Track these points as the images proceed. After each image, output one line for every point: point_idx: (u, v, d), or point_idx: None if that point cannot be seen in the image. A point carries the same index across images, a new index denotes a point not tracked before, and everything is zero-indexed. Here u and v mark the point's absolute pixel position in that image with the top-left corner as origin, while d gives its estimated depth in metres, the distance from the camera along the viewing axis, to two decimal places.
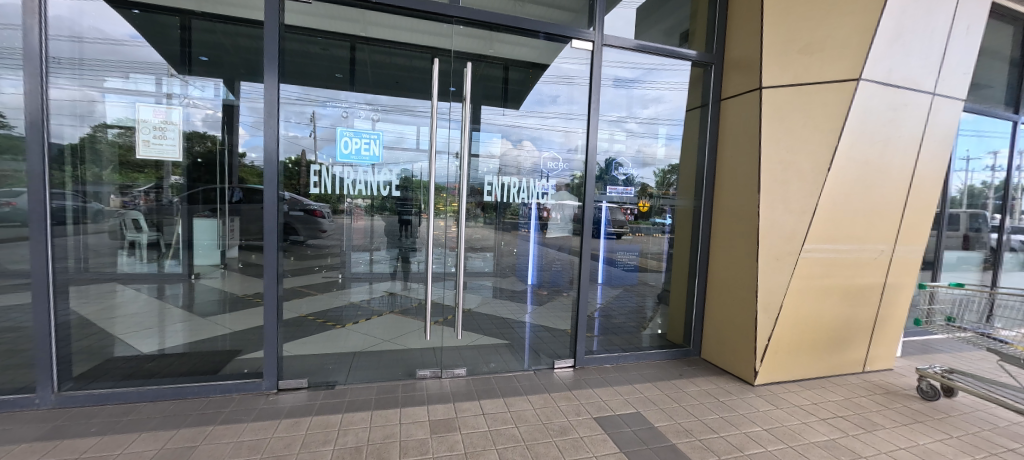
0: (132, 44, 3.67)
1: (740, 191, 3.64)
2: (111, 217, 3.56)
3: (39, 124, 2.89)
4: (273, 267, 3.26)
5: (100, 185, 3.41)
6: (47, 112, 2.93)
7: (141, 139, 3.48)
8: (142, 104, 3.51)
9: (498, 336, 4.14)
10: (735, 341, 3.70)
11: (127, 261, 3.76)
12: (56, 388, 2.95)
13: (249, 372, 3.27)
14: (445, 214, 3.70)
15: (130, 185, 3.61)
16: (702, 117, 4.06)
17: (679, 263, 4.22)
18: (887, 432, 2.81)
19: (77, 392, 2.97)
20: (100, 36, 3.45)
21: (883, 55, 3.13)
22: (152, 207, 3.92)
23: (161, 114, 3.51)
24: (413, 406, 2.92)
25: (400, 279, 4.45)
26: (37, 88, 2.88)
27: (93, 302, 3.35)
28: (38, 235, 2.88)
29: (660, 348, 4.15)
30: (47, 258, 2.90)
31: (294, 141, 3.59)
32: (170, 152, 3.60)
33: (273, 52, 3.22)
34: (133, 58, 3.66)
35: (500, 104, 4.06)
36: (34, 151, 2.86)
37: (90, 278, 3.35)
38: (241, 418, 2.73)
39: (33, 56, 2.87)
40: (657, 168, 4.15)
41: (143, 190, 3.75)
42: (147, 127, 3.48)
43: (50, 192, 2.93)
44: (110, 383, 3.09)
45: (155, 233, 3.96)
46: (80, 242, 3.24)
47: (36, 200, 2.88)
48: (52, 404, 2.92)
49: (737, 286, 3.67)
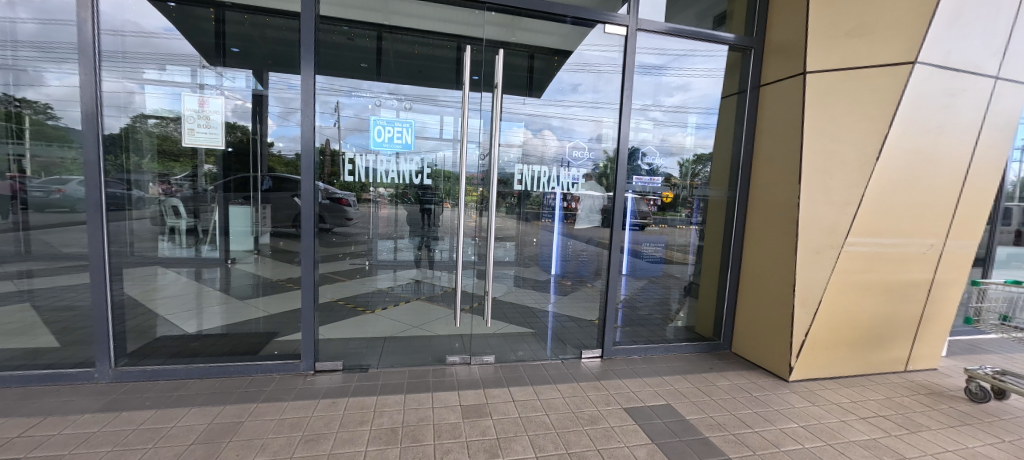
0: (166, 37, 3.84)
1: (778, 181, 3.47)
2: (151, 204, 3.79)
3: (92, 113, 2.99)
4: (309, 254, 3.20)
5: (141, 173, 3.63)
6: (100, 104, 3.03)
7: (188, 128, 3.59)
8: (185, 93, 3.56)
9: (524, 325, 4.17)
10: (767, 337, 3.54)
11: (168, 246, 4.08)
12: (112, 364, 2.99)
13: (284, 353, 3.19)
14: (470, 204, 3.73)
15: (167, 172, 3.89)
16: (740, 105, 3.88)
17: (710, 255, 4.10)
18: (933, 433, 2.68)
19: (132, 368, 3.00)
20: (137, 30, 3.58)
21: (942, 36, 2.90)
22: (189, 195, 4.30)
23: (203, 104, 3.59)
24: (444, 390, 2.81)
25: (424, 267, 4.65)
26: (90, 79, 2.97)
27: (139, 283, 3.52)
28: (93, 220, 2.98)
29: (688, 341, 4.04)
30: (102, 241, 2.99)
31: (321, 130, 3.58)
32: (217, 141, 3.74)
33: (308, 39, 3.18)
34: (165, 50, 3.82)
35: (524, 93, 3.97)
36: (88, 138, 2.94)
37: (136, 261, 3.51)
38: (282, 397, 2.57)
39: (87, 48, 2.95)
40: (683, 159, 4.04)
41: (181, 179, 4.11)
42: (192, 115, 3.58)
43: (105, 178, 3.01)
44: (161, 360, 3.11)
45: (193, 220, 4.35)
46: (127, 227, 3.38)
47: (91, 187, 2.95)
48: (109, 379, 2.97)
49: (772, 280, 3.49)
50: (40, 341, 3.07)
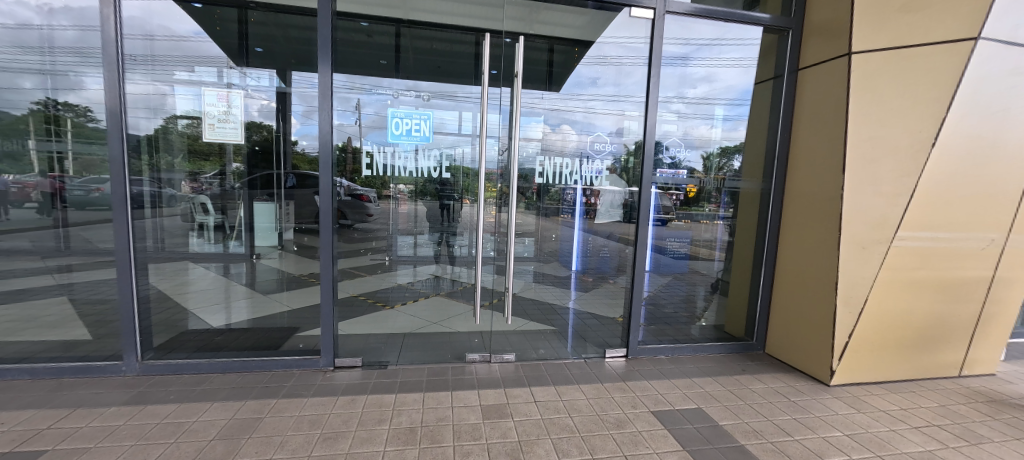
0: (194, 40, 3.90)
1: (819, 170, 3.21)
2: (183, 201, 3.91)
3: (117, 109, 2.93)
4: (327, 249, 3.08)
5: (172, 172, 3.73)
6: (125, 103, 2.98)
7: (207, 123, 3.65)
8: (207, 89, 3.62)
9: (545, 322, 4.07)
10: (805, 338, 3.32)
11: (197, 242, 4.13)
12: (140, 357, 2.83)
13: (309, 348, 3.03)
14: (489, 200, 3.60)
15: (198, 171, 4.00)
16: (775, 90, 3.62)
17: (741, 250, 3.88)
18: (996, 446, 2.44)
19: (158, 361, 2.82)
20: (167, 33, 3.67)
21: (1010, 8, 2.62)
22: (217, 193, 4.31)
23: (224, 99, 3.63)
24: (464, 389, 2.73)
25: (444, 263, 4.81)
26: (114, 76, 2.93)
27: (169, 278, 3.76)
28: (120, 219, 2.91)
29: (718, 341, 3.80)
30: (128, 251, 2.89)
31: (342, 129, 3.55)
32: (232, 136, 3.77)
33: (326, 35, 3.09)
34: (195, 53, 3.89)
35: (543, 87, 3.99)
36: (114, 134, 2.91)
37: (165, 256, 3.76)
38: (302, 393, 2.55)
39: (111, 44, 2.91)
40: (707, 152, 3.87)
41: (210, 177, 4.15)
42: (212, 111, 3.63)
43: (130, 179, 2.96)
44: (185, 354, 2.92)
45: (220, 216, 4.35)
46: (157, 224, 3.53)
47: (116, 182, 2.90)
48: (136, 371, 2.80)
49: (810, 278, 3.26)
50: (74, 334, 3.15)
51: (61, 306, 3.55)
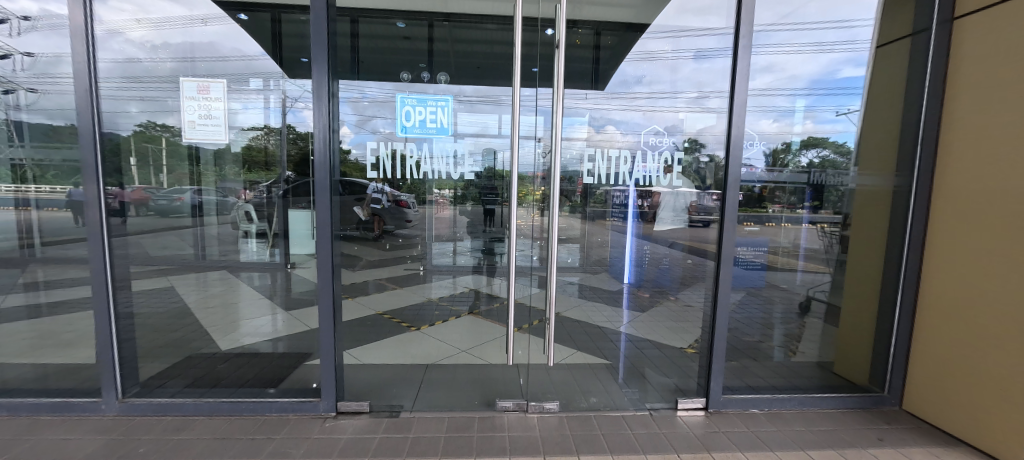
0: (260, 59, 4.60)
1: (996, 158, 2.27)
2: (230, 209, 5.18)
3: (87, 102, 2.48)
4: (328, 265, 2.53)
5: (227, 182, 5.03)
6: (99, 101, 2.54)
7: (188, 119, 3.10)
8: (185, 78, 3.07)
9: (597, 354, 3.37)
10: (975, 396, 2.35)
11: (245, 246, 5.29)
12: (120, 395, 2.50)
13: (310, 388, 2.57)
14: (528, 203, 2.90)
15: (253, 181, 5.22)
16: (914, 51, 2.67)
17: (862, 268, 2.94)
18: None
19: (140, 400, 2.48)
20: (239, 55, 4.52)
21: None
22: (261, 203, 5.37)
23: (205, 89, 3.09)
24: (490, 456, 2.13)
25: (482, 273, 5.25)
26: (83, 65, 2.47)
27: (200, 288, 4.43)
28: (94, 232, 2.48)
29: (833, 390, 2.84)
30: (103, 259, 2.50)
31: (388, 137, 3.90)
32: (217, 134, 3.19)
33: (320, 15, 2.46)
34: (261, 70, 4.68)
35: (588, 86, 3.60)
36: (86, 136, 2.48)
37: (211, 261, 4.91)
38: (291, 453, 2.08)
39: (79, 33, 2.46)
40: (772, 147, 2.96)
41: (263, 186, 5.32)
42: (193, 104, 3.09)
43: (106, 186, 2.53)
44: (173, 391, 2.59)
45: (261, 224, 5.39)
46: (201, 232, 5.03)
47: (88, 187, 2.47)
48: (116, 412, 2.47)
49: (986, 311, 2.30)
50: (76, 358, 2.96)
51: (78, 323, 3.48)
